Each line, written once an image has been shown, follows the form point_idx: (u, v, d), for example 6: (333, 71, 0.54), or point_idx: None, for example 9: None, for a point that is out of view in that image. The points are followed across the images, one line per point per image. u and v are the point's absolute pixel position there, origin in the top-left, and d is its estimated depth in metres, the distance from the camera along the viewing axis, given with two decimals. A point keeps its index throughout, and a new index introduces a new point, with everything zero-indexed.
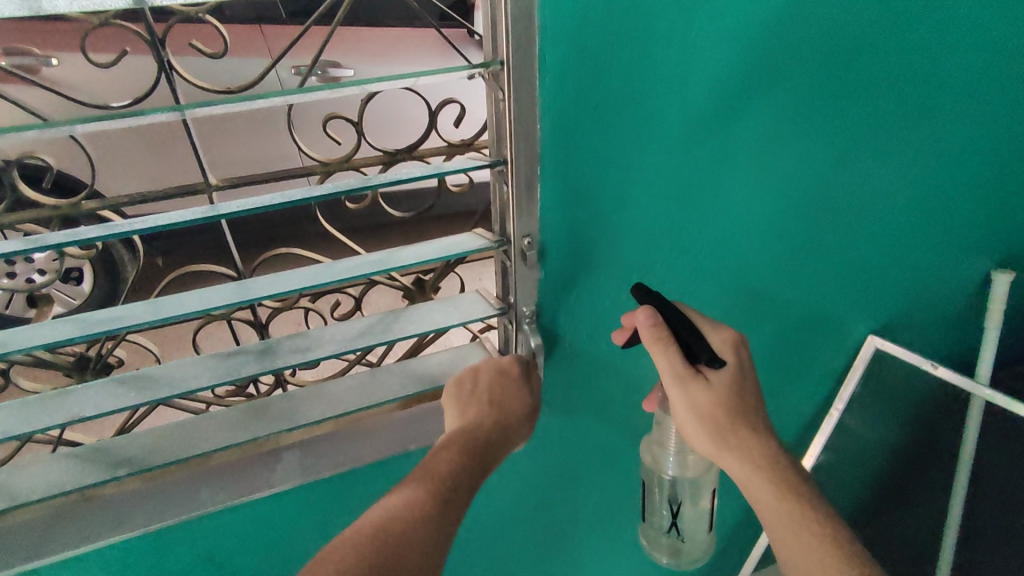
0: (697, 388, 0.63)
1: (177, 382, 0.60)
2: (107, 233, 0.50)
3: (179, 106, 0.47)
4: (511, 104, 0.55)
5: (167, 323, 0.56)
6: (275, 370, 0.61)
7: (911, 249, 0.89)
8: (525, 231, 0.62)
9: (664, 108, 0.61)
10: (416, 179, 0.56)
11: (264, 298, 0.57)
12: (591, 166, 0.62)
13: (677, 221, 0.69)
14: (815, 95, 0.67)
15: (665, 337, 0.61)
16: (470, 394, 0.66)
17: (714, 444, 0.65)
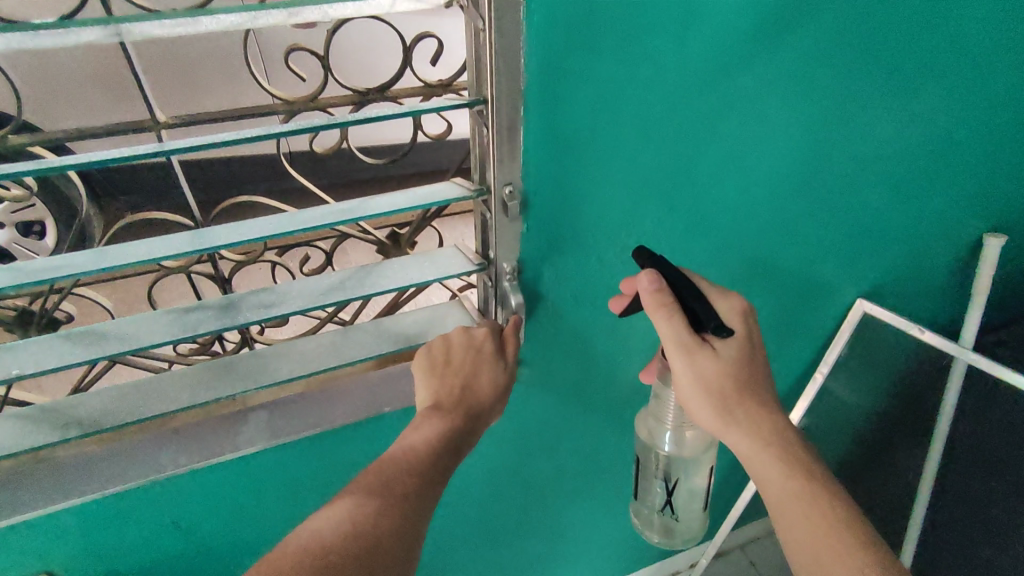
0: (702, 358, 0.61)
1: (130, 340, 0.55)
2: (34, 167, 0.43)
3: (111, 20, 0.40)
4: (493, 34, 0.50)
5: (114, 273, 0.51)
6: (237, 327, 0.57)
7: (907, 208, 0.86)
8: (507, 178, 0.57)
9: (664, 46, 0.56)
10: (393, 117, 0.49)
11: (224, 248, 0.52)
12: (580, 110, 0.57)
13: (671, 173, 0.65)
14: (825, 37, 0.62)
15: (668, 302, 0.59)
16: (444, 368, 0.62)
17: (719, 417, 0.62)
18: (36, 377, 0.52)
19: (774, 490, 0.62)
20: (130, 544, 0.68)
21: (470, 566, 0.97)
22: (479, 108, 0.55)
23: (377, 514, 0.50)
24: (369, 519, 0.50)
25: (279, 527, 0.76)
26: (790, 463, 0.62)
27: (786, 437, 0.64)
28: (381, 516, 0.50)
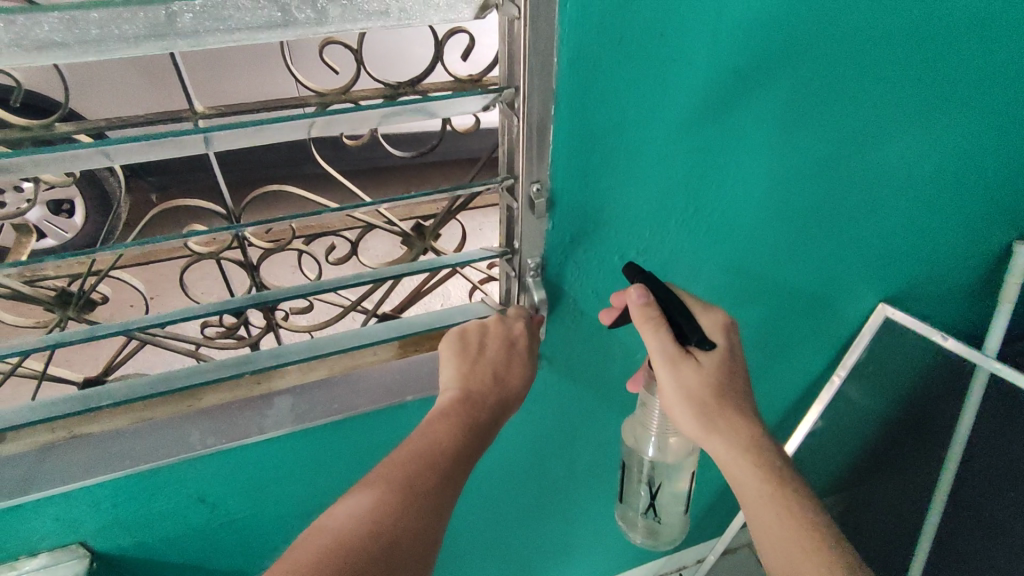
0: (686, 368, 0.62)
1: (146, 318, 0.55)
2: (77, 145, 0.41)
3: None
4: (527, 21, 0.49)
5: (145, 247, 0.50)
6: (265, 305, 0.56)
7: (935, 215, 0.85)
8: (535, 176, 0.58)
9: (694, 50, 0.56)
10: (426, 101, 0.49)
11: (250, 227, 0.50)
12: (608, 112, 0.57)
13: (694, 173, 0.65)
14: (861, 38, 0.61)
15: (653, 316, 0.60)
16: (473, 353, 0.63)
17: (701, 426, 0.63)
18: (53, 352, 0.51)
19: (751, 499, 0.62)
20: (158, 517, 0.70)
21: (480, 555, 0.99)
22: (510, 101, 0.55)
23: (391, 510, 0.50)
24: (383, 516, 0.50)
25: (297, 509, 0.78)
26: (768, 472, 0.62)
27: (772, 450, 0.63)
28: (397, 515, 0.50)
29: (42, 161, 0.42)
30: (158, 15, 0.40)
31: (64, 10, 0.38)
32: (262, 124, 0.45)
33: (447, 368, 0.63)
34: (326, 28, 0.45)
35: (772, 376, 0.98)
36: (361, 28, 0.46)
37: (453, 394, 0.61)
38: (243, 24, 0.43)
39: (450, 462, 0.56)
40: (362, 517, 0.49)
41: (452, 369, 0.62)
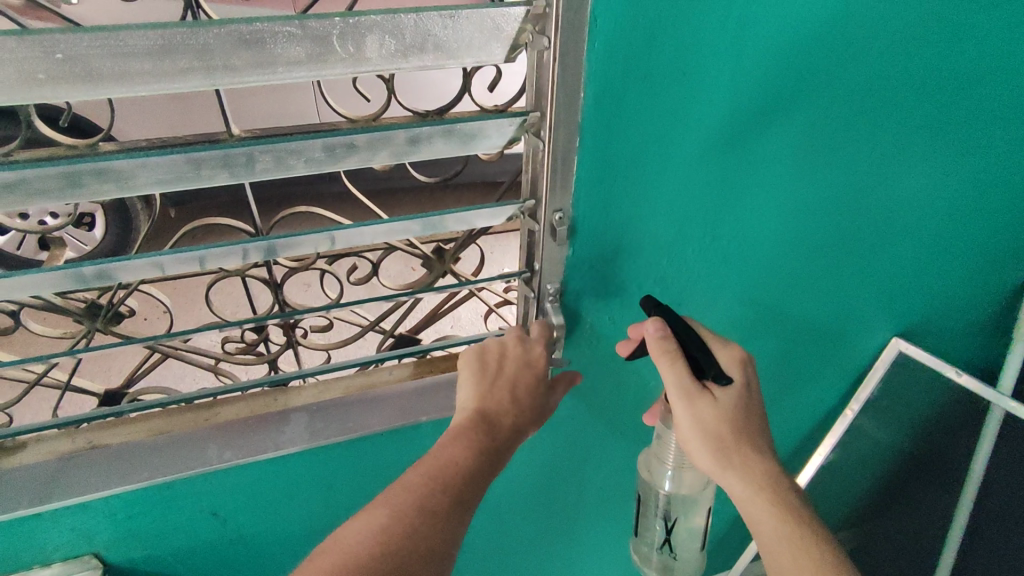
0: (702, 403, 0.62)
1: (165, 337, 0.60)
2: (129, 157, 0.48)
3: (201, 22, 0.42)
4: (556, 55, 0.52)
5: (181, 261, 0.55)
6: (287, 316, 0.61)
7: (950, 251, 0.86)
8: (558, 206, 0.60)
9: (714, 88, 0.58)
10: (439, 128, 0.54)
11: (277, 238, 0.56)
12: (630, 144, 0.59)
13: (713, 204, 0.66)
14: (878, 77, 0.63)
15: (671, 350, 0.61)
16: (491, 372, 0.64)
17: (717, 462, 0.62)
18: (83, 357, 0.57)
19: (767, 536, 0.61)
20: (170, 530, 0.70)
21: None
22: (536, 132, 0.57)
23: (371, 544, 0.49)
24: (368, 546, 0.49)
25: (309, 525, 0.78)
26: (783, 509, 0.61)
27: (785, 486, 0.63)
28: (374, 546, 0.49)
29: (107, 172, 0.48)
30: (204, 39, 0.43)
31: (119, 32, 0.40)
32: (298, 142, 0.51)
33: (466, 387, 0.64)
34: (363, 68, 0.48)
35: (785, 408, 0.97)
36: (396, 64, 0.49)
37: (470, 413, 0.61)
38: (282, 60, 0.46)
39: (460, 479, 0.56)
40: (362, 536, 0.50)
41: (472, 389, 0.63)
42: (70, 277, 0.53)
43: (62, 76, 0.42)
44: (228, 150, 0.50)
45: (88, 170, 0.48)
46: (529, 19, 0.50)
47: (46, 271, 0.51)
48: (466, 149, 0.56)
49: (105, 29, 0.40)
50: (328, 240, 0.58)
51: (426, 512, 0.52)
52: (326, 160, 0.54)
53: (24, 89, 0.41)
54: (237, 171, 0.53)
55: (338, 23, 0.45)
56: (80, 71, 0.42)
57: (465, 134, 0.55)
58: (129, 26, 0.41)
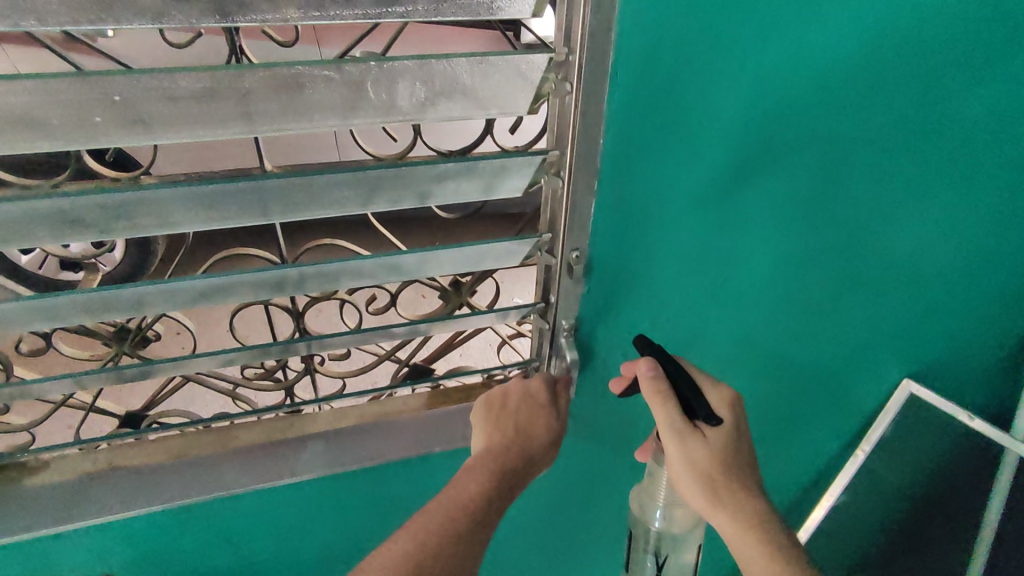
0: (693, 443, 0.62)
1: (190, 358, 0.63)
2: (169, 185, 0.51)
3: (243, 64, 0.45)
4: (577, 101, 0.55)
5: (212, 283, 0.58)
6: (313, 341, 0.66)
7: (970, 296, 0.85)
8: (574, 245, 0.63)
9: (722, 134, 0.60)
10: (458, 167, 0.56)
11: (302, 265, 0.59)
12: (641, 185, 0.62)
13: (723, 244, 0.68)
14: (890, 130, 0.64)
15: (665, 389, 0.62)
16: (498, 408, 0.68)
17: (708, 501, 0.63)
18: (112, 373, 0.60)
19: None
20: (181, 553, 0.71)
21: None
22: (555, 171, 0.59)
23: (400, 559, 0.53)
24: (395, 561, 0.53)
25: (317, 555, 0.78)
26: (772, 547, 0.61)
27: (774, 526, 0.63)
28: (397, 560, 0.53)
29: (146, 198, 0.51)
30: (244, 83, 0.46)
31: (176, 73, 0.45)
32: (326, 176, 0.54)
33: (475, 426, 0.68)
34: (394, 113, 0.51)
35: (794, 447, 0.97)
36: (425, 109, 0.52)
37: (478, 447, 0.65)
38: (318, 102, 0.49)
39: (472, 505, 0.59)
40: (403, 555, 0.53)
41: (479, 426, 0.67)
42: (106, 299, 0.56)
43: (118, 122, 0.46)
44: (256, 180, 0.52)
45: (128, 196, 0.51)
46: (551, 68, 0.53)
47: (86, 291, 0.55)
48: (488, 190, 0.59)
49: (161, 72, 0.44)
50: (354, 270, 0.61)
51: (442, 545, 0.55)
52: (356, 193, 0.56)
53: (84, 124, 0.45)
54: (270, 211, 0.56)
55: (373, 68, 0.48)
56: (135, 117, 0.46)
57: (482, 173, 0.57)
58: (184, 70, 0.44)
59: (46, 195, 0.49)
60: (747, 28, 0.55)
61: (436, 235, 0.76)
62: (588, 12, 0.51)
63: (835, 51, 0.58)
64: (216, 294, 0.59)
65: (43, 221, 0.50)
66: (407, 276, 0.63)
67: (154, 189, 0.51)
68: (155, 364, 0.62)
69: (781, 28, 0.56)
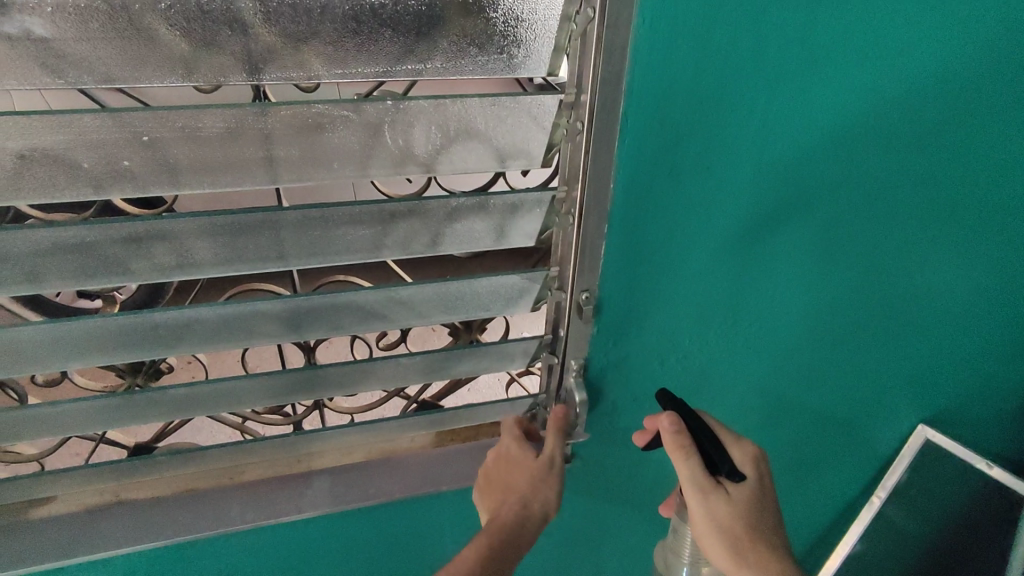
0: (715, 500, 0.61)
1: (202, 386, 0.64)
2: (188, 216, 0.52)
3: (264, 105, 0.47)
4: (588, 146, 0.56)
5: (228, 314, 0.59)
6: (322, 374, 0.66)
7: (991, 345, 0.82)
8: (584, 286, 0.64)
9: (729, 180, 0.61)
10: (470, 206, 0.57)
11: (317, 294, 0.60)
12: (652, 229, 0.62)
13: (734, 285, 0.68)
14: (902, 173, 0.64)
15: (686, 444, 0.60)
16: (487, 484, 0.70)
17: (732, 560, 0.62)
18: (131, 397, 0.62)
19: None
20: None
21: None
22: (567, 213, 0.60)
23: None
24: None
25: None
26: None
27: None
28: None
29: (166, 229, 0.52)
30: (265, 124, 0.48)
31: (201, 113, 0.46)
32: (340, 211, 0.55)
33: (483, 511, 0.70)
34: (410, 156, 0.53)
35: (807, 492, 0.96)
36: (440, 149, 0.53)
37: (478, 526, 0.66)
38: (336, 142, 0.51)
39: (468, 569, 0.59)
40: None
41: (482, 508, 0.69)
42: (122, 329, 0.58)
43: (145, 165, 0.48)
44: (273, 215, 0.54)
45: (148, 226, 0.52)
46: (562, 111, 0.55)
47: (102, 318, 0.56)
48: (500, 229, 0.61)
49: (182, 111, 0.46)
50: (362, 304, 0.62)
51: None
52: (370, 232, 0.58)
53: (111, 164, 0.47)
54: (287, 255, 0.58)
55: (390, 109, 0.50)
56: (160, 160, 0.48)
57: (493, 212, 0.59)
58: (207, 110, 0.46)
59: (70, 226, 0.51)
60: (754, 76, 0.56)
61: (447, 270, 0.71)
62: (599, 62, 0.52)
63: (837, 98, 0.59)
64: (230, 325, 0.60)
65: (68, 255, 0.52)
66: (419, 314, 0.65)
67: (174, 224, 0.53)
68: (170, 394, 0.63)
69: (787, 75, 0.57)
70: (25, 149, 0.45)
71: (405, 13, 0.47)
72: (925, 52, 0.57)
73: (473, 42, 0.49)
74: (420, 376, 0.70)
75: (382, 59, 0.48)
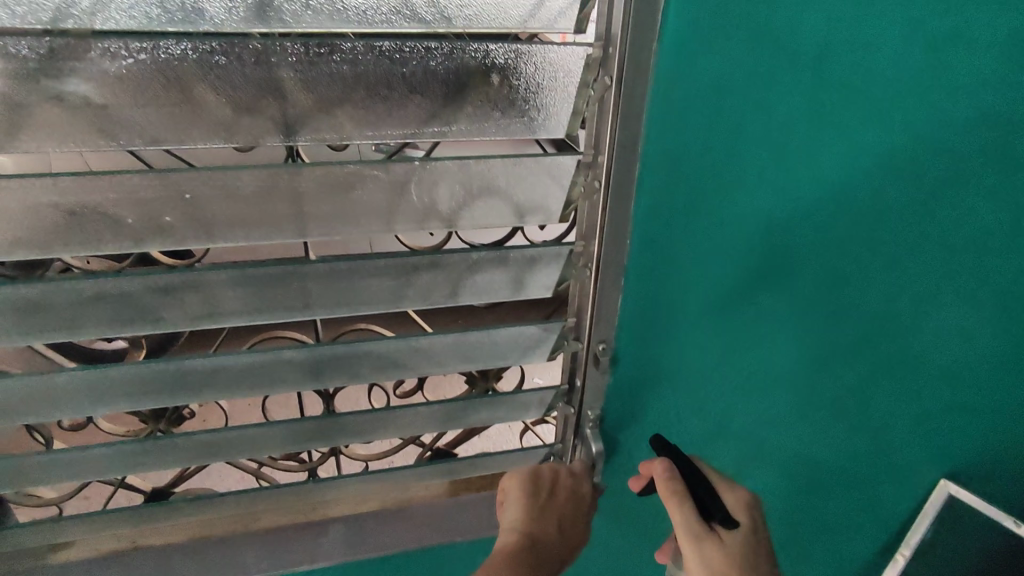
0: (710, 547, 0.59)
1: (223, 433, 0.65)
2: (221, 267, 0.54)
3: (298, 165, 0.50)
4: (605, 203, 0.58)
5: (253, 362, 0.61)
6: (342, 422, 0.67)
7: None
8: (601, 337, 0.66)
9: (731, 229, 0.59)
10: (490, 259, 0.60)
11: (340, 342, 0.61)
12: (662, 281, 0.63)
13: (742, 345, 0.65)
14: (924, 238, 0.58)
15: (678, 489, 0.61)
16: (542, 499, 0.67)
17: None
18: (154, 442, 0.63)
19: None
20: None
21: None
22: (584, 266, 0.62)
23: None
24: None
25: None
26: None
27: None
28: None
29: (200, 280, 0.55)
30: (297, 183, 0.51)
31: (239, 173, 0.49)
32: (366, 263, 0.57)
33: (515, 508, 0.66)
34: (434, 211, 0.55)
35: None
36: (464, 206, 0.56)
37: (517, 535, 0.63)
38: (363, 199, 0.53)
39: None
40: None
41: (521, 510, 0.65)
42: (149, 375, 0.59)
43: (183, 221, 0.51)
44: (301, 266, 0.56)
45: (183, 276, 0.54)
46: (580, 170, 0.57)
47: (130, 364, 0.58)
48: (518, 281, 0.62)
49: (220, 171, 0.49)
50: (383, 353, 0.63)
51: None
52: (392, 283, 0.60)
53: (152, 219, 0.50)
54: (312, 306, 0.60)
55: (417, 169, 0.53)
56: (199, 217, 0.51)
57: (512, 265, 0.61)
58: (243, 169, 0.49)
59: (109, 277, 0.53)
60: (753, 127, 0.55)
61: (466, 319, 0.72)
62: (616, 127, 0.55)
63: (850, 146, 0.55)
64: (254, 373, 0.62)
65: (105, 304, 0.55)
66: (438, 364, 0.66)
67: (206, 275, 0.55)
68: (192, 440, 0.65)
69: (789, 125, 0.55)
70: (74, 206, 0.48)
71: (435, 81, 0.50)
72: (927, 111, 0.53)
73: (497, 107, 0.52)
74: (436, 424, 0.71)
75: (410, 121, 0.51)
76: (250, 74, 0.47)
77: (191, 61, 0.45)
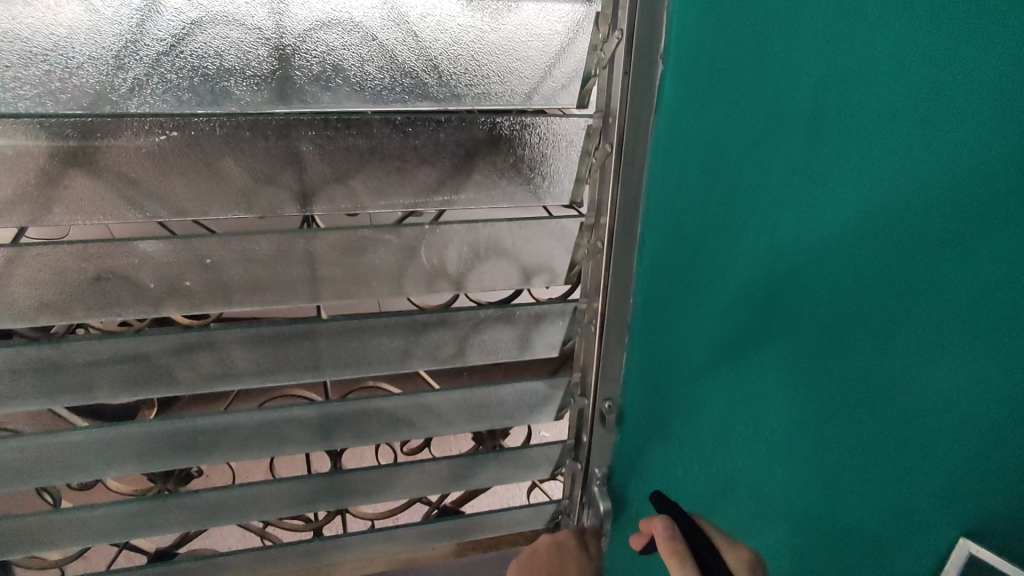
0: None
1: (231, 492, 0.65)
2: (238, 326, 0.56)
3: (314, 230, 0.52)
4: (608, 265, 0.60)
5: (263, 421, 0.62)
6: (350, 480, 0.68)
7: None
8: (607, 394, 0.66)
9: (723, 271, 0.60)
10: (497, 317, 0.62)
11: (352, 400, 0.63)
12: (664, 332, 0.64)
13: (740, 387, 0.64)
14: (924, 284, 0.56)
15: (681, 551, 0.57)
16: None
17: None
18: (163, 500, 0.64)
19: None
20: None
21: None
22: (590, 324, 0.64)
23: None
24: None
25: None
26: None
27: None
28: None
29: (217, 340, 0.57)
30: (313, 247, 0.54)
31: (258, 239, 0.52)
32: (377, 321, 0.59)
33: None
34: (443, 273, 0.57)
35: None
36: (473, 267, 0.58)
37: None
38: (375, 260, 0.56)
39: None
40: None
41: None
42: (161, 434, 0.60)
43: (203, 286, 0.53)
44: (315, 325, 0.58)
45: (201, 335, 0.56)
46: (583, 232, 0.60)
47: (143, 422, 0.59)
48: (524, 337, 0.65)
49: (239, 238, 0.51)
50: (391, 412, 0.64)
51: None
52: (401, 341, 0.61)
53: (174, 284, 0.52)
54: (323, 366, 0.61)
55: (427, 232, 0.55)
56: (217, 281, 0.53)
57: (518, 322, 0.63)
58: (262, 236, 0.52)
59: (128, 339, 0.55)
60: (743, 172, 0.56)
61: None
62: (618, 193, 0.57)
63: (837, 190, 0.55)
64: (263, 432, 0.62)
65: (123, 365, 0.56)
66: (445, 422, 0.67)
67: (222, 334, 0.56)
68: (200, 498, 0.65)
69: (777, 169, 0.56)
70: (100, 272, 0.51)
71: (448, 151, 0.53)
72: (918, 155, 0.52)
73: (505, 174, 0.55)
74: (443, 483, 0.71)
75: (420, 189, 0.54)
76: (272, 146, 0.50)
77: (218, 136, 0.48)
